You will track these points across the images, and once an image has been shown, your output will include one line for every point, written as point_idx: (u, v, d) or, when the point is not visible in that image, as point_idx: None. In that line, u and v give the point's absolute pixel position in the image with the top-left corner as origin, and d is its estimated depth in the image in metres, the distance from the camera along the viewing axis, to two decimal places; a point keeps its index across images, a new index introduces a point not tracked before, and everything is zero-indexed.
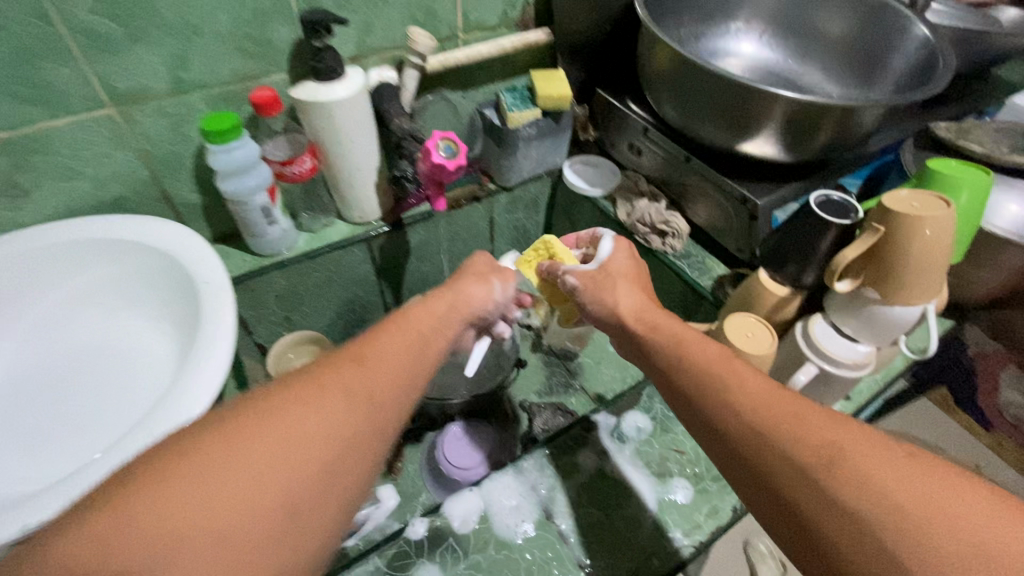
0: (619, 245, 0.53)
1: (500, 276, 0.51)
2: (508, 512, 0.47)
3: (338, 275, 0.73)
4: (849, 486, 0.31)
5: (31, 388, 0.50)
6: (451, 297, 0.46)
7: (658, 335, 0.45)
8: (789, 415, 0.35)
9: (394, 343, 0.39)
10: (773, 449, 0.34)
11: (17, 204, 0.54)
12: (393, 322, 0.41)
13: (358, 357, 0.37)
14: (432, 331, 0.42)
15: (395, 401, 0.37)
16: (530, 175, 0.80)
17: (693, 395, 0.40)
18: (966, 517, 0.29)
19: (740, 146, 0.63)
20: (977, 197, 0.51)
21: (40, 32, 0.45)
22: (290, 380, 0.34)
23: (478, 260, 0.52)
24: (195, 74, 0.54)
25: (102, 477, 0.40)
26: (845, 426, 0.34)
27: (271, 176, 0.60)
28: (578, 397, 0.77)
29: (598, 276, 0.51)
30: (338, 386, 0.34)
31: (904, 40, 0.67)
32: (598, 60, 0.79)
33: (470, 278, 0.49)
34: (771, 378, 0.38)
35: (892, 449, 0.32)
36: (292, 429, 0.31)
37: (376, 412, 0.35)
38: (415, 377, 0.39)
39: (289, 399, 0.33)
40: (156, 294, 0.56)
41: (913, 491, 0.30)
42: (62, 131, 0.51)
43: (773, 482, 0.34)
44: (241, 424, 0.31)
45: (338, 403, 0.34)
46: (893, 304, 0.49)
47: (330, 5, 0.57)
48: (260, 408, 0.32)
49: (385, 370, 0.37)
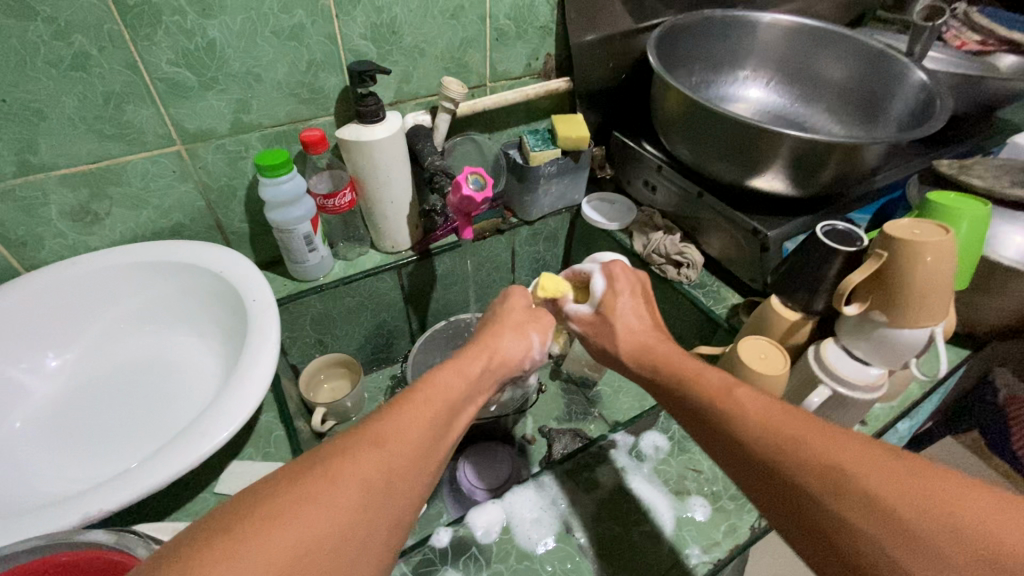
0: (610, 280, 0.55)
1: (538, 328, 0.52)
2: (530, 525, 0.49)
3: (369, 301, 0.78)
4: (856, 506, 0.31)
5: (87, 396, 0.54)
6: (478, 365, 0.45)
7: (668, 363, 0.47)
8: (790, 440, 0.35)
9: (414, 422, 0.37)
10: (787, 481, 0.34)
11: (91, 229, 0.60)
12: (414, 396, 0.39)
13: (376, 438, 0.34)
14: (452, 407, 0.40)
15: (411, 490, 0.34)
16: (550, 211, 0.85)
17: (714, 429, 0.40)
18: (958, 509, 0.30)
19: (751, 182, 0.67)
20: (977, 227, 0.54)
21: (128, 79, 0.53)
22: (299, 469, 0.32)
23: (515, 309, 0.53)
24: (254, 116, 0.61)
25: (146, 479, 0.42)
26: (844, 442, 0.34)
27: (314, 208, 0.66)
28: (596, 424, 0.79)
29: (597, 323, 0.54)
30: (352, 480, 0.32)
31: (904, 85, 0.72)
32: (615, 105, 0.85)
33: (508, 332, 0.50)
34: (771, 397, 0.39)
35: (888, 457, 0.33)
36: (304, 534, 0.29)
37: (391, 503, 0.33)
38: (432, 458, 0.37)
39: (300, 495, 0.30)
40: (208, 312, 0.61)
41: (915, 504, 0.30)
42: (136, 165, 0.58)
43: (790, 508, 0.34)
44: (244, 531, 0.28)
45: (353, 498, 0.31)
46: (901, 327, 0.51)
47: (374, 57, 0.64)
48: (267, 510, 0.29)
49: (404, 455, 0.35)
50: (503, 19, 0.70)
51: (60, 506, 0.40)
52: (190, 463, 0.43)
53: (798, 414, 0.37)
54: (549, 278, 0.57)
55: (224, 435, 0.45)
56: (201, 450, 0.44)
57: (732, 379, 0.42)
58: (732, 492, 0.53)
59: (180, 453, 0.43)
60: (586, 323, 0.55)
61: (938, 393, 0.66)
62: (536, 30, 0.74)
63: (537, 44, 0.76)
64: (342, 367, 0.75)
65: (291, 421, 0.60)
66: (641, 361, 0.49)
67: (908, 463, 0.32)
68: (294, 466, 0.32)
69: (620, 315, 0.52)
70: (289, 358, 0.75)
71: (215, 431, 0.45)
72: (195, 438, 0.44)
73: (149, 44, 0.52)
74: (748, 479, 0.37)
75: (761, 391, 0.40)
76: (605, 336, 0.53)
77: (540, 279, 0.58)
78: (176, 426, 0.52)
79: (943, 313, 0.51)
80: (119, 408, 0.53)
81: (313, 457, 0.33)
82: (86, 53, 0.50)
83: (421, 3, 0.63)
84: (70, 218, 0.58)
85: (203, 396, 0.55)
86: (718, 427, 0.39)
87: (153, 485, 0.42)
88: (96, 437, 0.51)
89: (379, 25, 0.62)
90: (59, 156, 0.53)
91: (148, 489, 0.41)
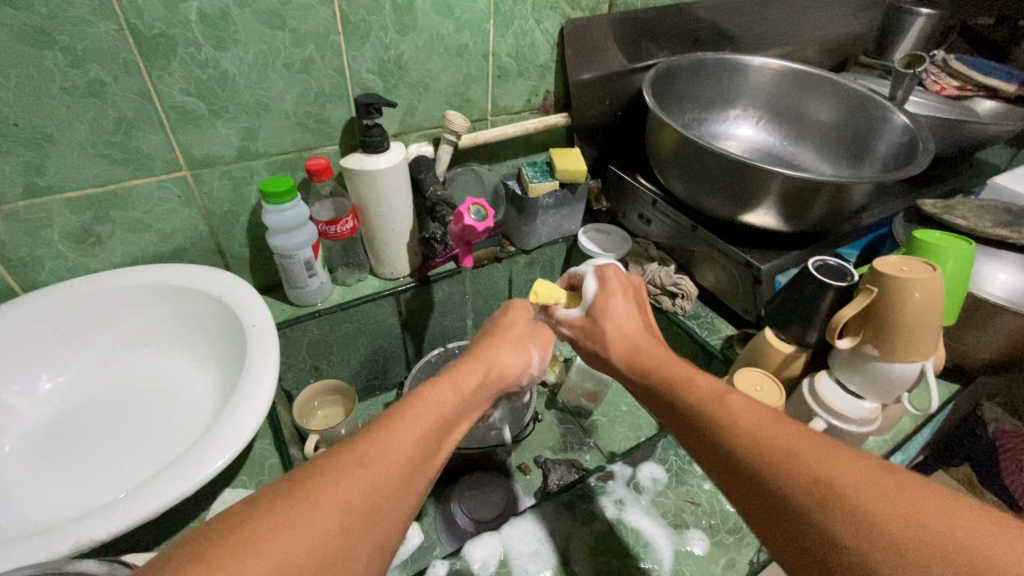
0: (602, 284, 0.55)
1: (537, 342, 0.52)
2: (527, 558, 0.48)
3: (367, 326, 0.78)
4: (838, 517, 0.32)
5: (78, 420, 0.53)
6: (476, 381, 0.45)
7: (659, 368, 0.47)
8: (777, 449, 0.35)
9: (404, 440, 0.36)
10: (774, 490, 0.34)
11: (92, 251, 0.60)
12: (406, 412, 0.39)
13: (362, 457, 0.34)
14: (444, 422, 0.40)
15: (395, 514, 0.34)
16: (547, 240, 0.87)
17: (702, 436, 0.40)
18: (937, 522, 0.30)
19: (743, 216, 0.69)
20: (962, 266, 0.56)
21: (140, 106, 0.54)
22: (280, 494, 0.31)
23: (518, 324, 0.53)
24: (261, 144, 0.62)
25: (134, 510, 0.41)
26: (835, 455, 0.34)
27: (316, 234, 0.66)
28: (592, 454, 0.78)
29: (587, 323, 0.54)
30: (334, 500, 0.31)
31: (888, 127, 0.75)
32: (611, 140, 0.88)
33: (506, 344, 0.50)
34: (762, 406, 0.40)
35: (874, 470, 0.33)
36: (279, 559, 0.28)
37: (374, 528, 0.32)
38: (419, 480, 0.36)
39: (278, 521, 0.29)
40: (207, 336, 0.61)
41: (905, 520, 0.30)
42: (142, 189, 0.59)
43: (777, 522, 0.34)
44: (219, 558, 0.27)
45: (334, 521, 0.30)
46: (892, 361, 0.52)
47: (380, 90, 0.66)
48: (244, 535, 0.28)
49: (390, 475, 0.34)
50: (505, 57, 0.73)
51: (47, 535, 0.39)
52: (184, 492, 0.42)
53: (792, 426, 0.37)
54: (543, 286, 0.58)
55: (219, 463, 0.44)
56: (196, 478, 0.43)
57: (724, 387, 0.42)
58: (730, 525, 0.53)
59: (174, 481, 0.42)
60: (576, 327, 0.55)
61: (930, 426, 0.67)
62: (537, 68, 0.77)
63: (537, 81, 0.78)
64: (336, 394, 0.74)
65: (286, 448, 0.59)
66: (632, 363, 0.50)
67: (895, 477, 0.32)
68: (277, 490, 0.31)
69: (610, 317, 0.53)
70: (283, 384, 0.74)
71: (210, 459, 0.44)
72: (191, 465, 0.44)
73: (163, 74, 0.53)
74: (735, 487, 0.37)
75: (754, 401, 0.40)
76: (596, 338, 0.53)
77: (534, 285, 0.58)
78: (169, 452, 0.51)
79: (932, 348, 0.52)
80: (111, 433, 0.53)
81: (296, 479, 0.32)
82: (101, 81, 0.51)
83: (427, 40, 0.66)
84: (73, 240, 0.58)
85: (198, 422, 0.54)
86: (710, 434, 0.40)
87: (145, 514, 0.41)
88: (87, 463, 0.50)
89: (386, 60, 0.64)
90: (67, 179, 0.54)
91: (139, 519, 0.40)
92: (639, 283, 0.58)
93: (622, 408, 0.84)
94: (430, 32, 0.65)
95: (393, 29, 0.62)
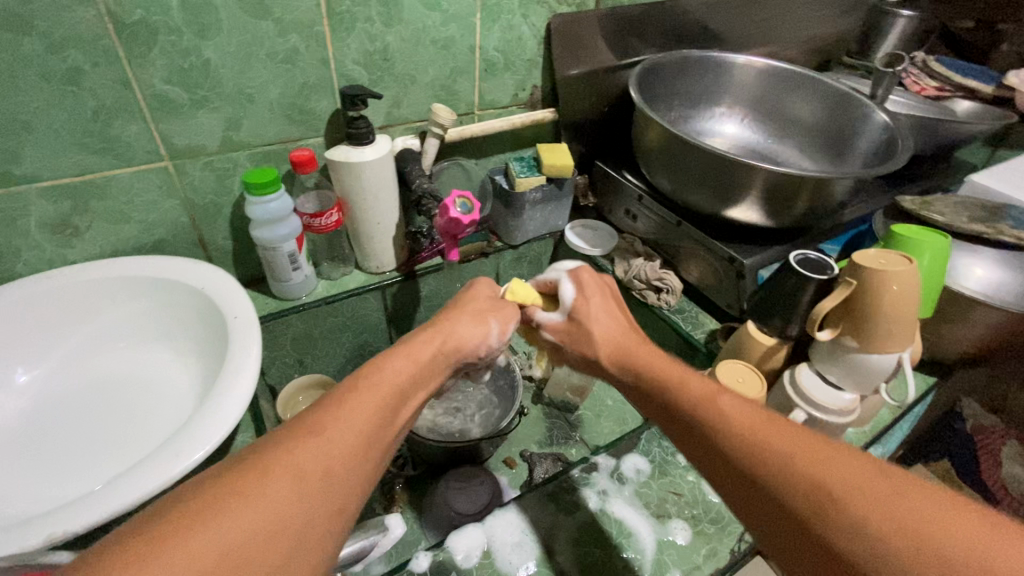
0: (579, 287, 0.56)
1: (498, 316, 0.52)
2: (511, 549, 0.48)
3: (352, 321, 0.78)
4: (842, 529, 0.31)
5: (54, 414, 0.52)
6: (431, 351, 0.45)
7: (650, 369, 0.47)
8: (775, 456, 0.35)
9: (358, 411, 0.36)
10: (773, 497, 0.35)
11: (70, 242, 0.59)
12: (360, 384, 0.39)
13: (314, 428, 0.34)
14: (400, 393, 0.40)
15: (352, 481, 0.34)
16: (534, 236, 0.87)
17: (702, 443, 0.40)
18: (939, 526, 0.30)
19: (727, 212, 0.69)
20: (938, 260, 0.57)
21: (120, 95, 0.53)
22: (229, 468, 0.31)
23: (479, 296, 0.54)
24: (244, 135, 0.62)
25: (108, 504, 0.40)
26: (829, 457, 0.34)
27: (300, 227, 0.66)
28: (578, 448, 0.78)
29: (571, 329, 0.54)
30: (287, 467, 0.31)
31: (868, 125, 0.77)
32: (597, 137, 0.88)
33: (466, 316, 0.50)
34: (756, 407, 0.40)
35: (871, 472, 0.33)
36: (231, 529, 0.27)
37: (330, 493, 0.32)
38: (376, 449, 0.36)
39: (229, 490, 0.29)
40: (187, 329, 0.60)
41: (901, 521, 0.30)
42: (121, 180, 0.58)
43: (780, 526, 0.34)
44: (167, 535, 0.26)
45: (288, 487, 0.30)
46: (870, 353, 0.53)
47: (366, 82, 0.66)
48: (190, 509, 0.28)
49: (344, 442, 0.34)
50: (491, 51, 0.73)
51: (19, 528, 0.38)
52: (162, 483, 0.42)
53: (786, 427, 0.37)
54: (518, 286, 0.57)
55: (198, 455, 0.44)
56: (173, 471, 0.42)
57: (716, 387, 0.42)
58: (712, 515, 0.53)
59: (151, 473, 0.42)
60: (559, 332, 0.56)
61: (908, 419, 0.68)
62: (524, 62, 0.77)
63: (524, 76, 0.78)
64: (319, 388, 0.73)
65: None
66: (624, 366, 0.50)
67: (894, 481, 0.32)
68: (226, 465, 0.31)
69: (594, 320, 0.53)
70: (267, 378, 0.74)
71: (189, 451, 0.44)
72: (169, 456, 0.43)
73: (142, 62, 0.52)
74: (738, 493, 0.37)
75: (746, 400, 0.40)
76: (583, 344, 0.53)
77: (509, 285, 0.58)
78: (147, 447, 0.51)
79: (909, 340, 0.53)
80: (88, 427, 0.52)
81: (246, 454, 0.32)
82: (79, 68, 0.50)
83: (413, 33, 0.65)
84: (50, 231, 0.57)
85: (177, 415, 0.54)
86: (707, 438, 0.40)
87: (120, 506, 0.40)
88: (61, 457, 0.49)
89: (371, 52, 0.64)
90: (43, 168, 0.53)
91: (114, 511, 0.40)
92: (612, 282, 0.59)
93: (608, 402, 0.85)
94: (416, 24, 0.65)
95: (378, 21, 0.62)
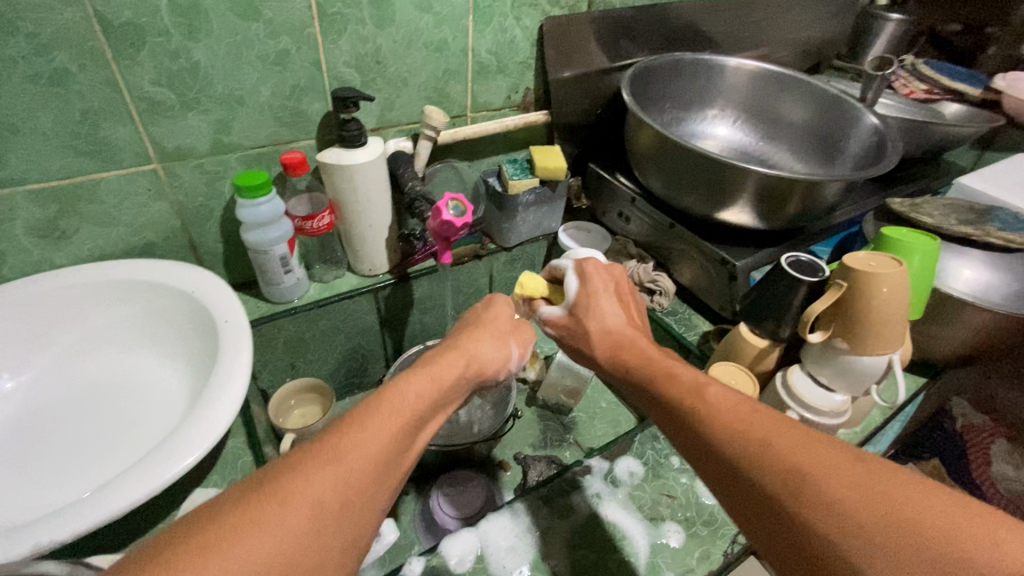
0: (584, 280, 0.55)
1: (518, 339, 0.52)
2: (504, 553, 0.48)
3: (345, 324, 0.77)
4: (814, 510, 0.32)
5: (40, 421, 0.52)
6: (454, 373, 0.45)
7: (643, 362, 0.47)
8: (756, 440, 0.36)
9: (379, 436, 0.36)
10: (750, 479, 0.35)
11: (57, 245, 0.58)
12: (381, 405, 0.38)
13: (334, 452, 0.34)
14: (419, 417, 0.40)
15: (368, 509, 0.34)
16: (527, 238, 0.86)
17: (684, 429, 0.40)
18: (908, 507, 0.30)
19: (719, 214, 0.70)
20: (928, 262, 0.57)
21: (109, 97, 0.52)
22: (247, 494, 0.30)
23: (501, 315, 0.53)
24: (235, 137, 0.61)
25: (96, 512, 0.39)
26: (807, 442, 0.34)
27: (291, 229, 0.65)
28: (572, 450, 0.78)
29: (572, 323, 0.54)
30: (308, 498, 0.31)
31: (858, 128, 0.77)
32: (591, 139, 0.89)
33: (488, 338, 0.50)
34: (740, 394, 0.40)
35: (848, 458, 0.33)
36: (249, 562, 0.27)
37: (347, 522, 0.32)
38: (393, 474, 0.36)
39: (247, 520, 0.29)
40: (177, 333, 0.59)
41: (878, 505, 0.31)
42: (110, 183, 0.57)
43: (754, 508, 0.35)
44: (183, 564, 0.26)
45: (305, 519, 0.30)
46: (861, 354, 0.54)
47: (358, 84, 0.66)
48: (210, 541, 0.27)
49: (363, 471, 0.34)
50: (484, 53, 0.73)
51: (5, 538, 0.38)
52: (152, 489, 0.41)
53: (766, 414, 0.37)
54: (529, 278, 0.58)
55: (189, 461, 0.43)
56: (163, 478, 0.42)
57: (703, 378, 0.42)
58: (706, 517, 0.53)
59: (140, 480, 0.41)
60: (560, 326, 0.55)
61: (899, 420, 0.69)
62: (517, 65, 0.77)
63: (517, 79, 0.78)
64: (313, 393, 0.73)
65: (259, 446, 0.58)
66: (614, 360, 0.50)
67: (868, 466, 0.33)
68: (241, 488, 0.31)
69: (594, 314, 0.53)
70: (258, 382, 0.73)
71: (180, 456, 0.43)
72: (158, 463, 0.43)
73: (131, 64, 0.52)
74: (716, 479, 0.37)
75: (733, 391, 0.40)
76: (580, 336, 0.53)
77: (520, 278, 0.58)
78: (137, 453, 0.50)
79: (898, 341, 0.53)
80: (77, 433, 0.51)
81: (263, 476, 0.32)
82: (66, 70, 0.49)
83: (406, 35, 0.65)
84: (37, 234, 0.56)
85: (168, 420, 0.53)
86: (691, 425, 0.40)
87: (109, 514, 0.39)
88: (48, 465, 0.48)
89: (363, 54, 0.64)
90: (30, 171, 0.52)
91: (102, 520, 0.39)
92: (621, 273, 0.58)
93: (601, 404, 0.85)
94: (408, 26, 0.65)
95: (370, 23, 0.62)
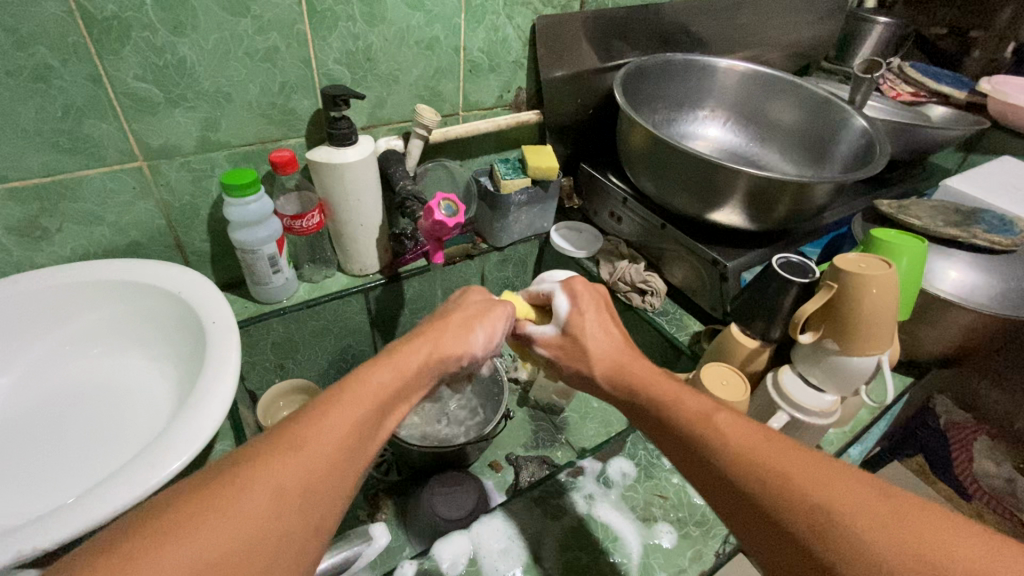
0: (574, 300, 0.54)
1: (484, 322, 0.50)
2: (497, 556, 0.47)
3: (334, 324, 0.76)
4: (839, 550, 0.32)
5: (20, 425, 0.50)
6: (419, 361, 0.44)
7: (650, 386, 0.47)
8: (776, 477, 0.35)
9: (339, 424, 0.36)
10: (775, 518, 0.34)
11: (38, 245, 0.57)
12: (345, 395, 0.38)
13: (294, 441, 0.34)
14: (383, 403, 0.39)
15: (334, 496, 0.33)
16: (519, 238, 0.86)
17: (700, 458, 0.40)
18: (938, 547, 0.30)
19: (710, 215, 0.70)
20: (916, 264, 0.58)
21: (91, 92, 0.51)
22: (206, 483, 0.31)
23: (472, 298, 0.53)
24: (222, 135, 0.60)
25: (76, 522, 0.38)
26: (831, 478, 0.34)
27: (280, 229, 0.64)
28: (563, 451, 0.78)
29: (567, 345, 0.53)
30: (265, 484, 0.31)
31: (847, 130, 0.78)
32: (583, 138, 0.88)
33: (453, 327, 0.48)
34: (757, 426, 0.40)
35: (867, 490, 0.34)
36: (204, 548, 0.27)
37: (311, 510, 0.32)
38: (359, 459, 0.36)
39: (201, 507, 0.29)
40: (164, 334, 0.58)
41: (901, 543, 0.31)
42: (93, 180, 0.56)
43: (778, 547, 0.34)
44: (139, 550, 0.26)
45: (262, 505, 0.30)
46: (851, 355, 0.54)
47: (347, 82, 0.65)
48: (162, 525, 0.28)
49: (326, 457, 0.34)
50: (476, 52, 0.72)
51: None
52: (136, 497, 0.40)
53: (784, 445, 0.38)
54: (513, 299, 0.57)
55: (175, 466, 0.42)
56: (150, 483, 0.41)
57: (713, 406, 0.42)
58: (697, 518, 0.53)
59: (125, 485, 0.40)
60: (554, 348, 0.54)
61: (886, 418, 0.69)
62: (508, 63, 0.76)
63: (509, 78, 0.78)
64: (300, 395, 0.72)
65: None
66: (617, 383, 0.49)
67: (893, 503, 0.33)
68: (198, 478, 0.31)
69: (589, 336, 0.52)
70: (246, 384, 0.72)
71: (165, 461, 0.42)
72: (143, 469, 0.42)
73: (115, 59, 0.51)
74: (729, 510, 0.38)
75: (745, 420, 0.41)
76: (578, 358, 0.53)
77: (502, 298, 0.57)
78: (122, 458, 0.49)
79: (888, 343, 0.54)
80: (59, 438, 0.50)
81: (224, 465, 0.32)
82: (48, 65, 0.48)
83: (397, 33, 0.64)
84: (16, 233, 0.55)
85: (154, 424, 0.52)
86: (704, 455, 0.40)
87: (92, 522, 0.38)
88: (27, 469, 0.47)
89: (354, 51, 0.63)
90: (10, 168, 0.51)
91: (83, 528, 0.38)
92: (605, 291, 0.57)
93: (594, 404, 0.85)
94: (401, 24, 0.64)
95: (361, 20, 0.61)
